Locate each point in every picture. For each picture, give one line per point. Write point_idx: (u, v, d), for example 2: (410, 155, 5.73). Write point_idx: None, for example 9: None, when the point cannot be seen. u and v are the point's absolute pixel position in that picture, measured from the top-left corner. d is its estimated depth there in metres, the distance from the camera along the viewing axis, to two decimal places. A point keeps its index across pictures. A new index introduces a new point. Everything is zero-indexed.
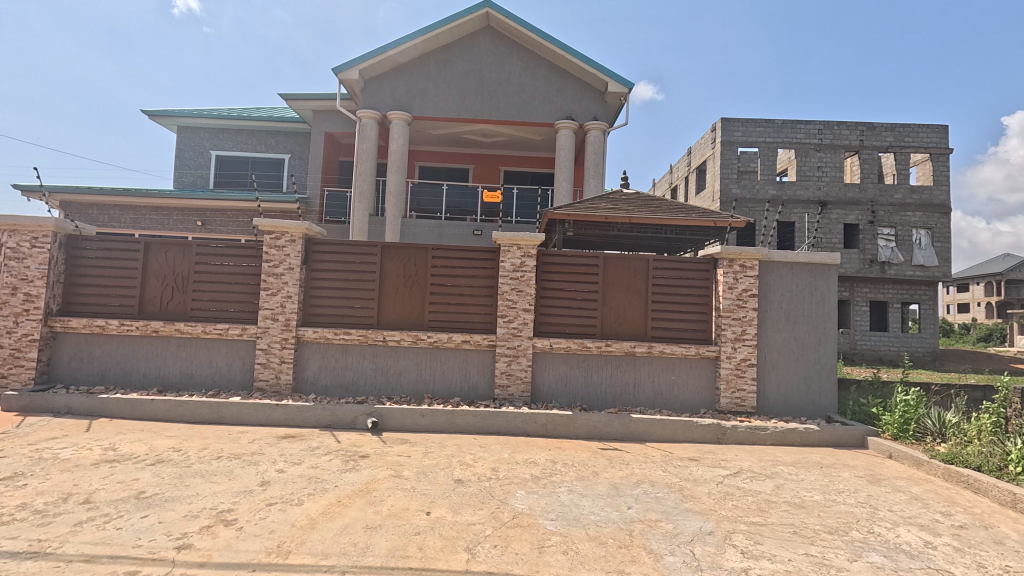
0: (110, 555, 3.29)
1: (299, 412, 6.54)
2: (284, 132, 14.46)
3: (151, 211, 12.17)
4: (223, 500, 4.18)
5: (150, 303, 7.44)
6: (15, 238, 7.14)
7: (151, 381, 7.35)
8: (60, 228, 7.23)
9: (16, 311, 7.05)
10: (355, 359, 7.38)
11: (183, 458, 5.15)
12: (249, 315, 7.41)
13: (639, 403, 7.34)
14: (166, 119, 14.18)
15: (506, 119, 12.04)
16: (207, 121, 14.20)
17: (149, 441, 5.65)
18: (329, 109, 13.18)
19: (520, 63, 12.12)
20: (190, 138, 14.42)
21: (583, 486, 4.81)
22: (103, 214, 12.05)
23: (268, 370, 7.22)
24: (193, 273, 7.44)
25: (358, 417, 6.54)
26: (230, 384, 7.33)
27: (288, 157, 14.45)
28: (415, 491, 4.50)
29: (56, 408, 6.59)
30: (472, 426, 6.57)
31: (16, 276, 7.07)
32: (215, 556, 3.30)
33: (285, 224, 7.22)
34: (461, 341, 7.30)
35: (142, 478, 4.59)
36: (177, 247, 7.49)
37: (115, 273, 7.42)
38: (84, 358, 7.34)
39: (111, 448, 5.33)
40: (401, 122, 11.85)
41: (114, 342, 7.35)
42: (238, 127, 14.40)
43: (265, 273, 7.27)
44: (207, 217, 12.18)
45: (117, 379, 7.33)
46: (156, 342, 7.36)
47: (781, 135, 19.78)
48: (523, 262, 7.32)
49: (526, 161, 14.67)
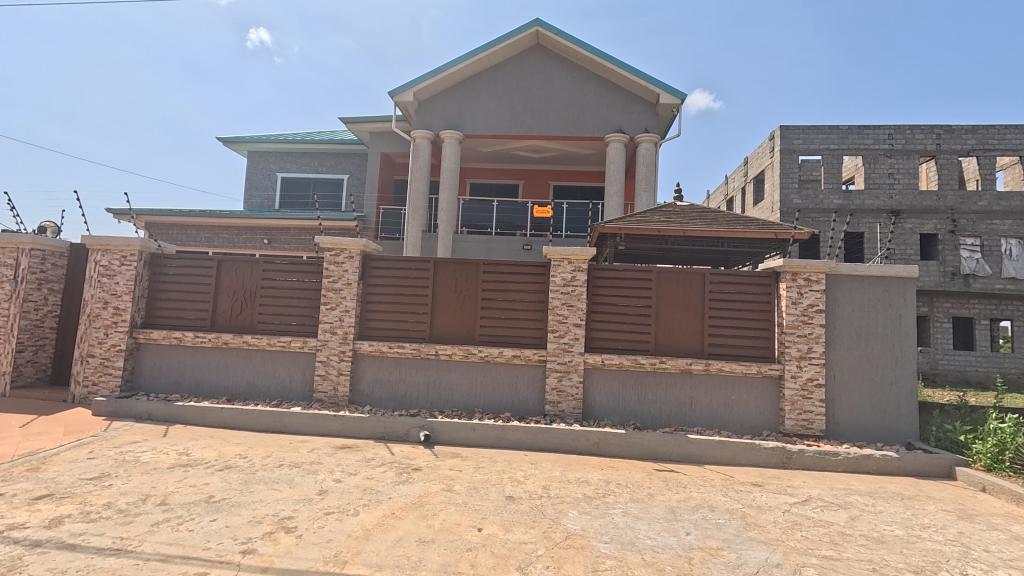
0: (183, 555, 3.48)
1: (354, 423, 6.72)
2: (343, 154, 15.15)
3: (223, 231, 13.03)
4: (285, 507, 4.34)
5: (221, 316, 7.92)
6: (107, 257, 7.82)
7: (221, 390, 7.79)
8: (144, 247, 7.86)
9: (106, 323, 7.70)
10: (408, 372, 7.53)
11: (248, 465, 5.41)
12: (309, 329, 7.73)
13: (695, 423, 7.05)
14: (238, 145, 15.23)
15: (556, 134, 12.08)
16: (274, 145, 15.11)
17: (219, 447, 5.98)
18: (384, 131, 13.71)
19: (569, 77, 12.18)
20: (259, 161, 15.42)
21: (637, 508, 4.64)
22: (182, 234, 13.04)
23: (327, 382, 7.48)
24: (259, 288, 7.88)
25: (410, 429, 6.65)
26: (291, 394, 7.66)
27: (346, 177, 15.11)
28: (466, 506, 4.49)
29: (137, 414, 7.10)
30: (522, 442, 6.52)
31: (107, 291, 7.74)
32: (277, 562, 3.42)
33: (344, 241, 7.54)
34: (512, 356, 7.30)
35: (211, 483, 4.84)
36: (246, 264, 7.96)
37: (191, 288, 7.98)
38: (163, 367, 7.90)
39: (185, 454, 5.67)
40: (453, 141, 12.14)
41: (190, 352, 7.87)
42: (301, 150, 15.23)
43: (325, 288, 7.60)
44: (273, 235, 12.90)
45: (191, 387, 7.83)
46: (225, 353, 7.82)
47: (846, 141, 18.77)
48: (574, 277, 7.26)
49: (575, 176, 14.65)
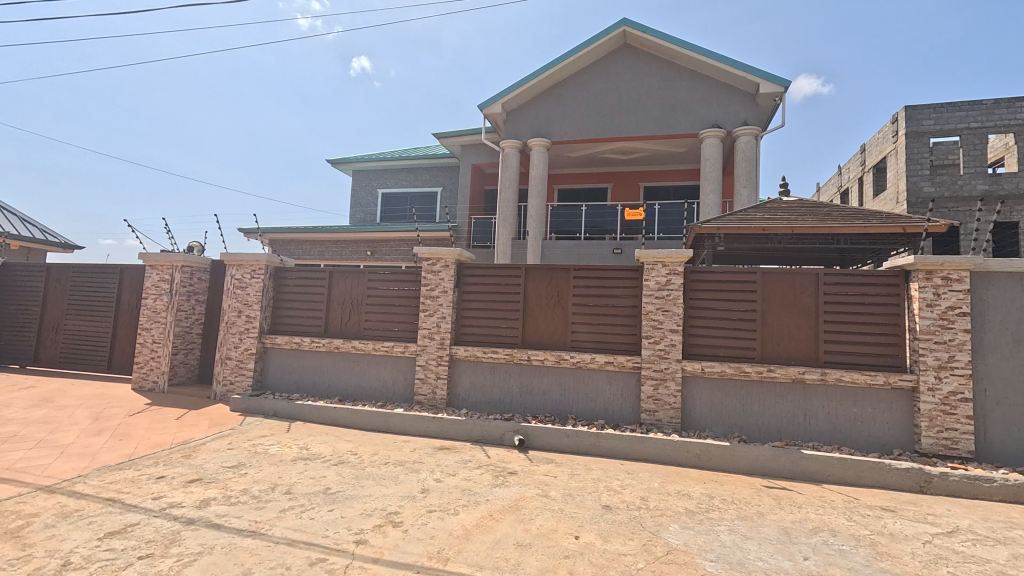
0: (306, 541, 3.83)
1: (452, 425, 6.99)
2: (436, 168, 15.91)
3: (333, 245, 14.24)
4: (391, 502, 4.62)
5: (333, 323, 8.64)
6: (240, 271, 8.87)
7: (333, 391, 8.48)
8: (269, 262, 8.81)
9: (240, 329, 8.72)
10: (502, 377, 7.68)
11: (358, 461, 5.83)
12: (410, 334, 8.18)
13: (810, 438, 6.46)
14: (344, 166, 16.58)
15: (647, 134, 11.74)
16: (375, 164, 16.26)
17: (333, 443, 6.51)
18: (474, 144, 14.19)
19: (659, 75, 11.81)
20: (362, 179, 16.67)
21: (746, 527, 4.34)
22: (299, 249, 14.45)
23: (426, 385, 7.85)
24: (365, 297, 8.49)
25: (505, 433, 6.77)
26: (395, 396, 8.14)
27: (439, 190, 15.83)
28: (562, 513, 4.48)
29: (266, 411, 7.94)
30: (617, 451, 6.38)
31: (240, 301, 8.78)
32: (386, 553, 3.64)
33: (440, 251, 7.90)
34: (605, 362, 7.18)
35: (327, 476, 5.29)
36: (353, 274, 8.62)
37: (308, 298, 8.80)
38: (285, 368, 8.77)
39: (305, 448, 6.25)
40: (541, 148, 12.27)
41: (308, 356, 8.66)
42: (399, 166, 16.22)
43: (423, 295, 8.01)
44: (375, 247, 13.85)
45: (309, 388, 8.61)
46: (337, 357, 8.51)
47: (991, 117, 16.24)
48: (669, 280, 6.99)
49: (668, 175, 14.13)
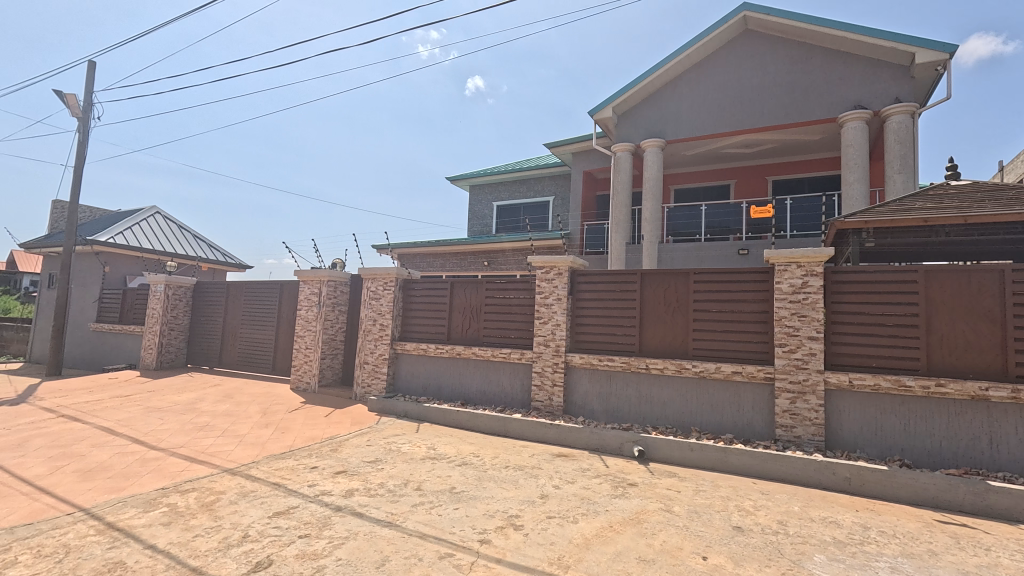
0: (435, 535, 4.10)
1: (570, 432, 7.00)
2: (548, 177, 16.14)
3: (453, 257, 15.12)
4: (512, 505, 4.76)
5: (455, 331, 9.16)
6: (374, 283, 9.80)
7: (457, 395, 8.96)
8: (399, 275, 9.61)
9: (375, 336, 9.61)
10: (619, 385, 7.53)
11: (481, 463, 6.10)
12: (526, 342, 8.37)
13: (999, 467, 5.39)
14: (462, 182, 17.54)
15: (774, 124, 10.79)
16: (490, 178, 16.96)
17: (457, 445, 6.89)
18: (585, 150, 14.15)
19: (786, 58, 10.81)
20: (479, 194, 17.50)
21: (911, 566, 3.75)
22: (423, 262, 15.58)
23: (543, 392, 7.95)
24: (484, 305, 8.88)
25: (624, 443, 6.61)
26: (513, 402, 8.37)
27: (551, 198, 16.03)
28: (687, 530, 4.26)
29: (398, 411, 8.64)
30: (748, 468, 5.90)
31: (375, 311, 9.68)
32: (508, 555, 3.77)
33: (554, 259, 8.00)
34: (731, 372, 6.70)
35: (453, 475, 5.61)
36: (472, 284, 9.07)
37: (433, 307, 9.44)
38: (414, 373, 9.47)
39: (432, 448, 6.69)
40: (655, 149, 11.88)
41: (433, 362, 9.26)
42: (512, 178, 16.75)
43: (538, 303, 8.16)
44: (491, 257, 14.42)
45: (434, 391, 9.21)
46: (459, 363, 8.98)
47: None
48: (805, 282, 6.33)
49: (801, 167, 12.83)
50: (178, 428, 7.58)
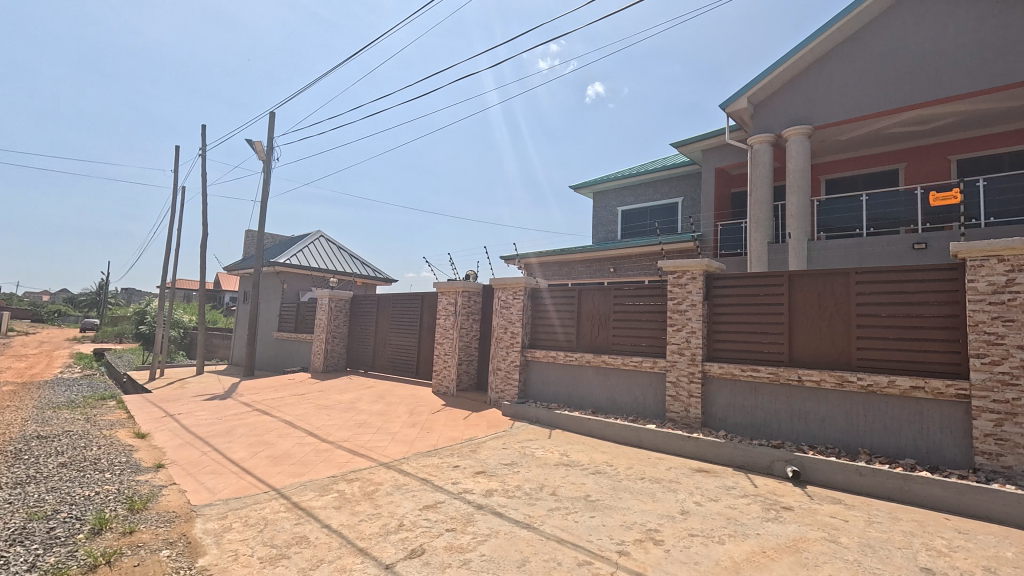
0: (573, 542, 4.13)
1: (710, 446, 6.57)
2: (676, 178, 15.44)
3: (578, 264, 15.16)
4: (651, 519, 4.60)
5: (584, 338, 9.17)
6: (505, 293, 10.21)
7: (587, 403, 8.92)
8: (527, 284, 9.91)
9: (507, 343, 9.99)
10: (766, 398, 6.88)
11: (615, 473, 6.00)
12: (658, 350, 8.07)
13: None
14: (586, 189, 17.56)
15: (956, 94, 9.12)
16: (614, 183, 16.74)
17: (590, 453, 6.86)
18: (717, 146, 13.25)
19: (971, 13, 9.08)
20: (603, 200, 17.36)
21: None
22: (549, 271, 15.86)
23: (678, 403, 7.57)
24: (613, 312, 8.78)
25: (775, 462, 6.03)
26: (646, 412, 8.10)
27: (680, 200, 15.28)
28: (859, 566, 3.74)
29: (530, 417, 8.86)
30: (937, 501, 5.00)
31: (506, 319, 10.08)
32: (649, 570, 3.65)
33: (686, 262, 7.61)
34: (910, 387, 5.76)
35: (587, 483, 5.60)
36: (600, 291, 9.02)
37: (561, 315, 9.56)
38: (544, 380, 9.64)
39: (565, 454, 6.75)
40: (801, 137, 10.74)
41: (563, 369, 9.35)
42: (637, 182, 16.33)
43: (671, 310, 7.82)
44: (617, 263, 14.16)
45: (564, 399, 9.27)
46: (589, 371, 8.94)
47: None
48: (1011, 280, 5.22)
49: (996, 141, 10.66)
50: (343, 424, 8.63)
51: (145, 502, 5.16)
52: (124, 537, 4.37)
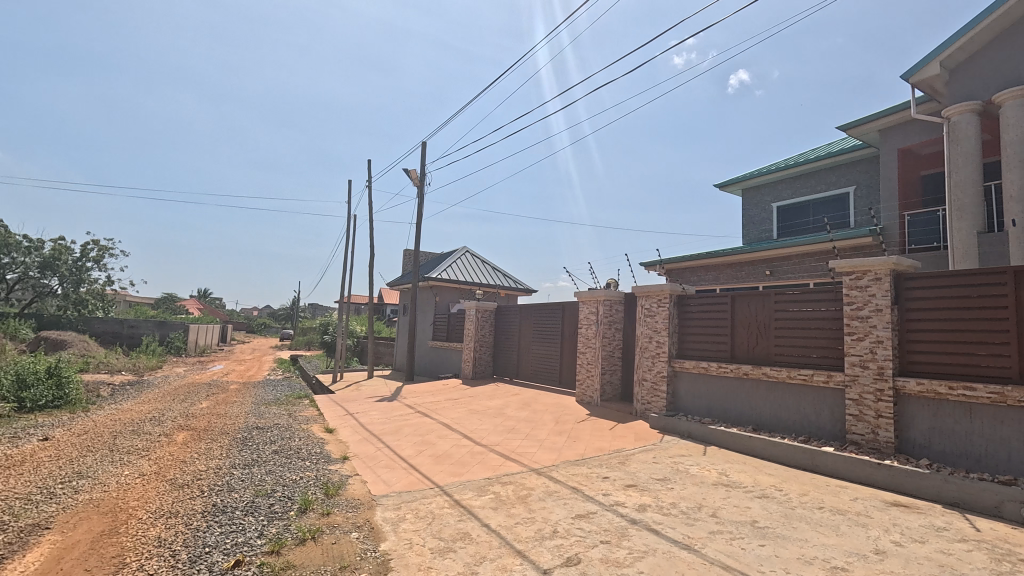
0: (741, 570, 3.80)
1: (910, 477, 5.56)
2: (845, 165, 13.51)
3: (728, 268, 14.05)
4: (836, 556, 4.04)
5: (740, 348, 8.45)
6: (649, 301, 9.86)
7: (746, 419, 8.17)
8: (673, 290, 9.47)
9: (652, 353, 9.62)
10: (987, 423, 5.64)
11: (786, 498, 5.39)
12: (834, 362, 7.11)
13: None
14: (733, 187, 16.27)
15: None
16: (767, 178, 15.24)
17: (753, 474, 6.26)
18: (899, 124, 11.34)
19: None
20: (754, 196, 15.92)
21: None
22: (695, 276, 14.96)
23: (862, 424, 6.55)
24: (774, 320, 7.99)
25: (1005, 502, 4.88)
26: (820, 433, 7.17)
27: (852, 189, 13.29)
28: None
29: (681, 431, 8.39)
30: None
31: (651, 328, 9.73)
32: None
33: (868, 261, 6.61)
34: None
35: (753, 508, 5.12)
36: (759, 297, 8.28)
37: (713, 323, 8.96)
38: (695, 393, 9.07)
39: (724, 474, 6.25)
40: (1016, 100, 8.59)
41: (716, 381, 8.71)
42: (796, 174, 14.65)
43: (848, 316, 6.84)
44: (774, 265, 12.82)
45: (719, 413, 8.61)
46: (747, 384, 8.21)
47: None
48: None
49: None
50: (494, 428, 9.09)
51: (336, 488, 6.00)
52: (324, 517, 5.12)
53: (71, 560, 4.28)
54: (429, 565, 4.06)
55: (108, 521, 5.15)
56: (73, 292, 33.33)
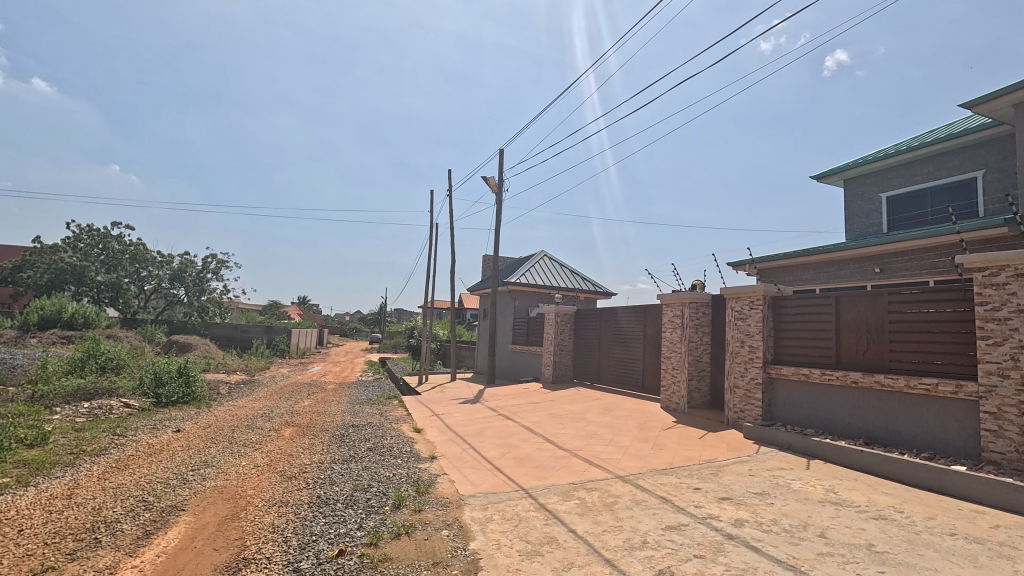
0: None
1: None
2: (971, 146, 11.94)
3: (828, 266, 12.92)
4: None
5: (847, 354, 7.74)
6: (739, 303, 9.30)
7: (856, 432, 7.45)
8: (767, 291, 8.86)
9: (744, 358, 9.04)
10: None
11: (908, 522, 4.84)
12: (965, 370, 6.30)
13: None
14: (833, 178, 14.95)
15: None
16: (873, 166, 13.85)
17: (867, 493, 5.68)
18: None
19: None
20: (858, 187, 14.54)
21: None
22: (790, 276, 13.92)
23: (1003, 441, 5.71)
24: (888, 323, 7.23)
25: None
26: (949, 449, 6.38)
27: (980, 173, 11.71)
28: None
29: (779, 442, 7.80)
30: None
31: (742, 331, 9.16)
32: None
33: (1005, 255, 5.78)
34: None
35: (868, 530, 4.64)
36: (868, 297, 7.55)
37: (814, 326, 8.28)
38: (794, 402, 8.41)
39: (832, 491, 5.74)
40: None
41: (818, 389, 8.03)
42: (908, 160, 13.18)
43: (981, 318, 6.03)
44: (885, 262, 11.60)
45: (824, 425, 7.91)
46: (857, 393, 7.48)
47: None
48: None
49: None
50: (576, 433, 9.02)
51: (426, 486, 6.24)
52: (416, 513, 5.35)
53: (203, 539, 4.82)
54: (518, 567, 4.10)
55: (231, 506, 5.74)
56: (197, 300, 37.60)
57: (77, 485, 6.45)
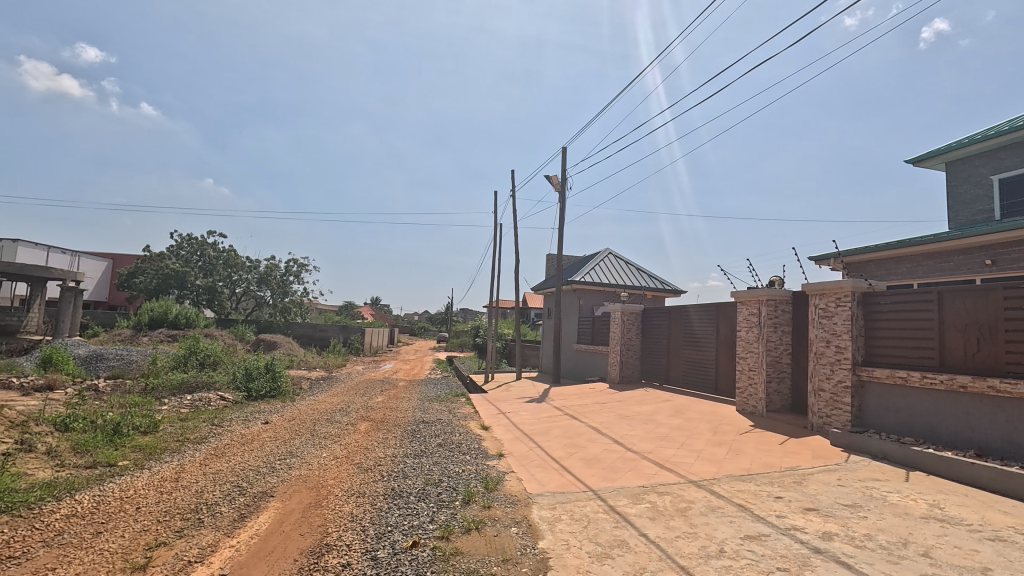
0: None
1: None
2: None
3: (928, 258, 11.73)
4: None
5: (953, 356, 6.98)
6: (824, 299, 8.65)
7: (965, 442, 6.70)
8: (856, 287, 8.18)
9: (831, 360, 8.40)
10: None
11: None
12: None
13: None
14: (932, 161, 13.56)
15: None
16: (981, 145, 12.42)
17: (980, 510, 5.08)
18: None
19: None
20: (963, 170, 13.08)
21: None
22: (882, 270, 12.79)
23: None
24: (1003, 321, 6.46)
25: None
26: None
27: None
28: None
29: (872, 451, 7.17)
30: None
31: (828, 330, 8.52)
32: None
33: None
34: None
35: (982, 552, 4.15)
36: (978, 293, 6.77)
37: (912, 325, 7.53)
38: (889, 407, 7.70)
39: (937, 506, 5.19)
40: None
41: (918, 394, 7.30)
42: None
43: None
44: (997, 253, 10.36)
45: (925, 433, 7.19)
46: (965, 398, 6.73)
47: None
48: None
49: None
50: (645, 435, 8.79)
51: (495, 483, 6.33)
52: (485, 509, 5.43)
53: (290, 525, 5.16)
54: (587, 569, 4.05)
55: (314, 494, 6.11)
56: (281, 302, 40.38)
57: (183, 470, 7.14)
